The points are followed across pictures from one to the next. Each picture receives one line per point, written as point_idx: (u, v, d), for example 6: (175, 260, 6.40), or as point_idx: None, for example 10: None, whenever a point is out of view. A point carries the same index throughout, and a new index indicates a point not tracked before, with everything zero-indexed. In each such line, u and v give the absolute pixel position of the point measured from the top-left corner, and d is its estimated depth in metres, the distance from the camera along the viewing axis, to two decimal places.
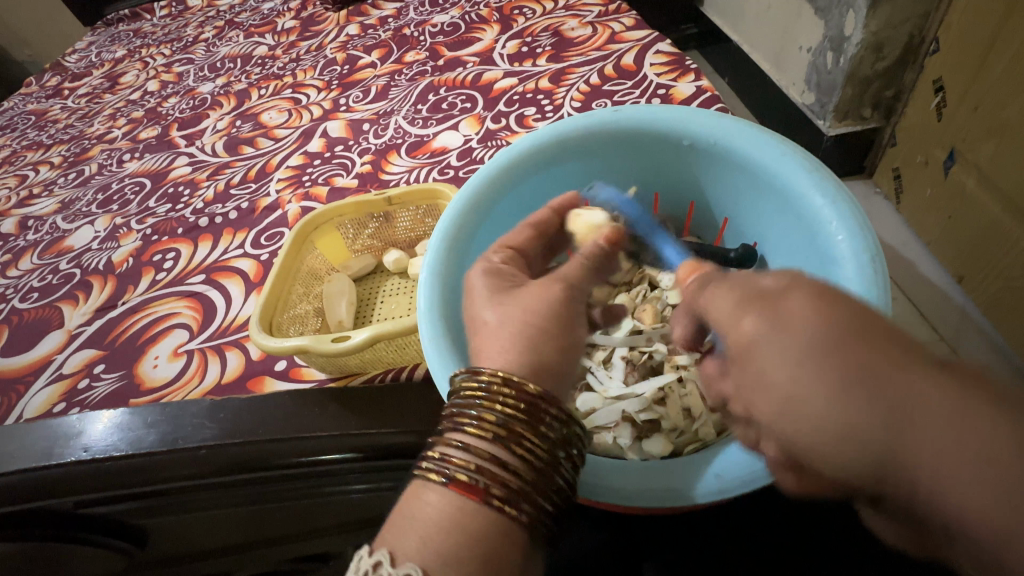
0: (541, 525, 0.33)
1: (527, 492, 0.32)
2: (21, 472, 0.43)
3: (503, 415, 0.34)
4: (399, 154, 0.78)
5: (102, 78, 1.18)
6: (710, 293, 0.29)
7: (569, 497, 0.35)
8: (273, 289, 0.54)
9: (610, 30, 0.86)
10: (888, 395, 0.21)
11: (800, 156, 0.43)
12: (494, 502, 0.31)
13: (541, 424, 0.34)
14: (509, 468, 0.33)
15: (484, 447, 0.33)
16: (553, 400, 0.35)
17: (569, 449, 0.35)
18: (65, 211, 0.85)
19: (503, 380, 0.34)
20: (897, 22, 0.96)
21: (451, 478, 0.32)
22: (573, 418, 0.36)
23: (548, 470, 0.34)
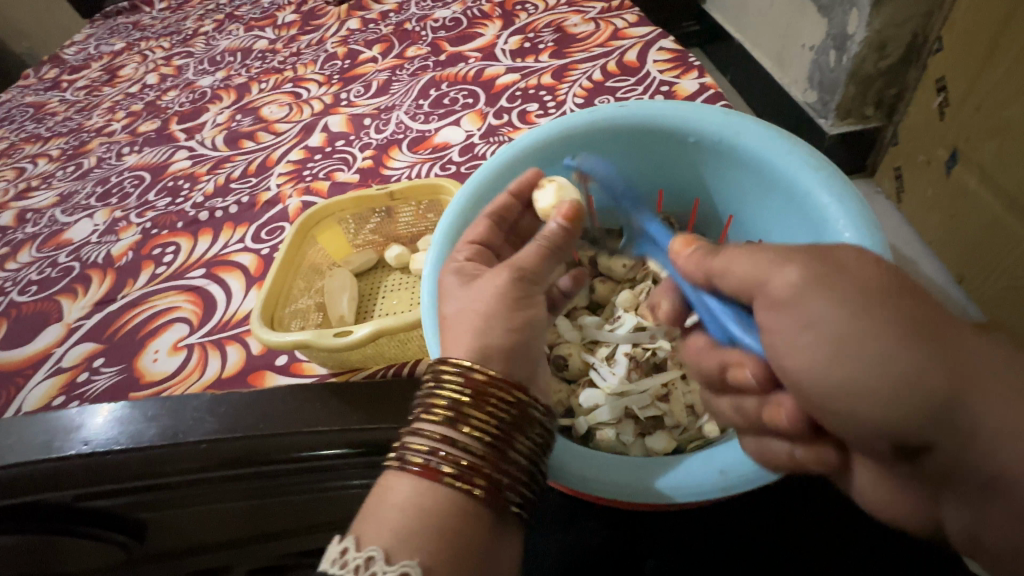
0: (501, 499, 0.34)
1: (480, 467, 0.34)
2: (19, 466, 0.42)
3: (450, 397, 0.35)
4: (400, 150, 0.77)
5: (101, 70, 1.17)
6: (730, 255, 0.32)
7: (533, 472, 0.36)
8: (275, 283, 0.53)
9: (613, 26, 0.86)
10: (931, 350, 0.25)
11: (807, 154, 0.43)
12: (446, 479, 0.33)
13: (492, 402, 0.35)
14: (459, 446, 0.34)
15: (436, 429, 0.35)
16: (503, 384, 0.36)
17: (527, 424, 0.36)
18: (64, 204, 0.84)
19: (451, 366, 0.36)
20: (900, 20, 0.96)
21: (408, 461, 0.34)
22: (529, 401, 0.37)
23: (500, 449, 0.35)
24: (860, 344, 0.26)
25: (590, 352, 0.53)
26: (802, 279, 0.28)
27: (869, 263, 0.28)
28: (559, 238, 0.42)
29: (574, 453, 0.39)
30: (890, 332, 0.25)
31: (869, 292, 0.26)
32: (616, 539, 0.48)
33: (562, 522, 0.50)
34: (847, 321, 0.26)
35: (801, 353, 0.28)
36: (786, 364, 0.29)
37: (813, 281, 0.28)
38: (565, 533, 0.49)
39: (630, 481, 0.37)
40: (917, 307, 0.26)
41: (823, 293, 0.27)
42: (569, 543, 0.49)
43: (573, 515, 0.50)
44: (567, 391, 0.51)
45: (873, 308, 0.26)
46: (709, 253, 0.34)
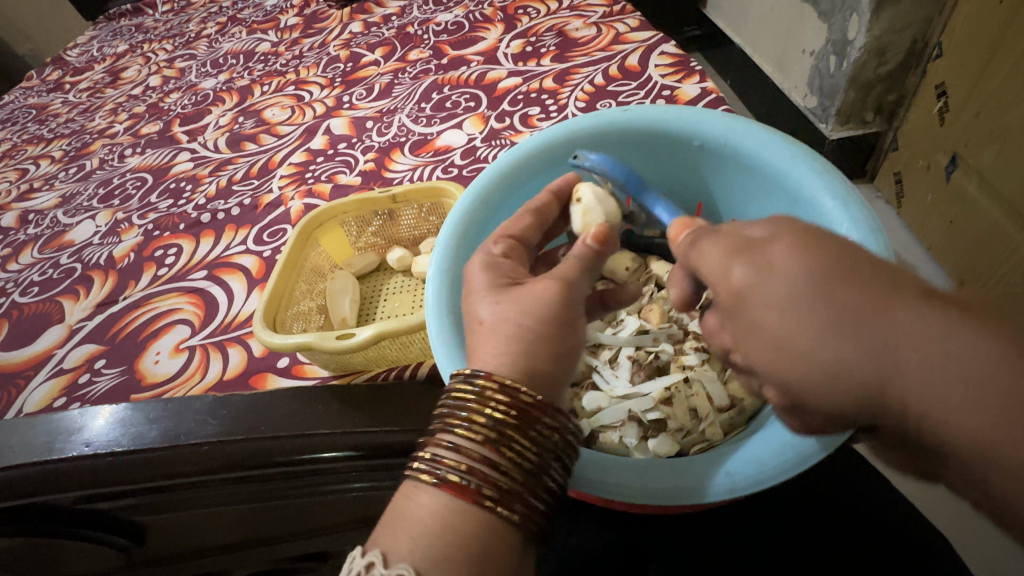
0: (532, 522, 0.34)
1: (519, 493, 0.34)
2: (21, 468, 0.42)
3: (495, 419, 0.34)
4: (402, 152, 0.78)
5: (104, 72, 1.18)
6: (702, 246, 0.32)
7: (560, 493, 0.36)
8: (277, 285, 0.53)
9: (615, 30, 0.87)
10: (877, 332, 0.24)
11: (812, 158, 0.43)
12: (486, 502, 0.33)
13: (535, 428, 0.35)
14: (499, 470, 0.34)
15: (477, 448, 0.34)
16: (545, 407, 0.35)
17: (564, 449, 0.36)
18: (66, 205, 0.84)
19: (497, 386, 0.34)
20: (900, 26, 0.97)
21: (443, 479, 0.33)
22: (568, 422, 0.37)
23: (538, 472, 0.35)
24: (792, 344, 0.27)
25: (593, 355, 0.54)
26: (744, 280, 0.28)
27: (805, 254, 0.26)
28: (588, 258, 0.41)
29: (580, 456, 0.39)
30: (811, 329, 0.26)
31: (797, 289, 0.26)
32: (620, 543, 0.49)
33: (567, 526, 0.51)
34: (778, 324, 0.27)
35: (755, 353, 0.29)
36: (751, 356, 0.30)
37: (756, 282, 0.28)
38: (568, 539, 0.50)
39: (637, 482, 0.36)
40: (852, 295, 0.25)
41: (763, 295, 0.27)
42: (573, 548, 0.49)
43: (575, 519, 0.51)
44: (570, 393, 0.51)
45: (804, 304, 0.26)
46: (691, 242, 0.34)
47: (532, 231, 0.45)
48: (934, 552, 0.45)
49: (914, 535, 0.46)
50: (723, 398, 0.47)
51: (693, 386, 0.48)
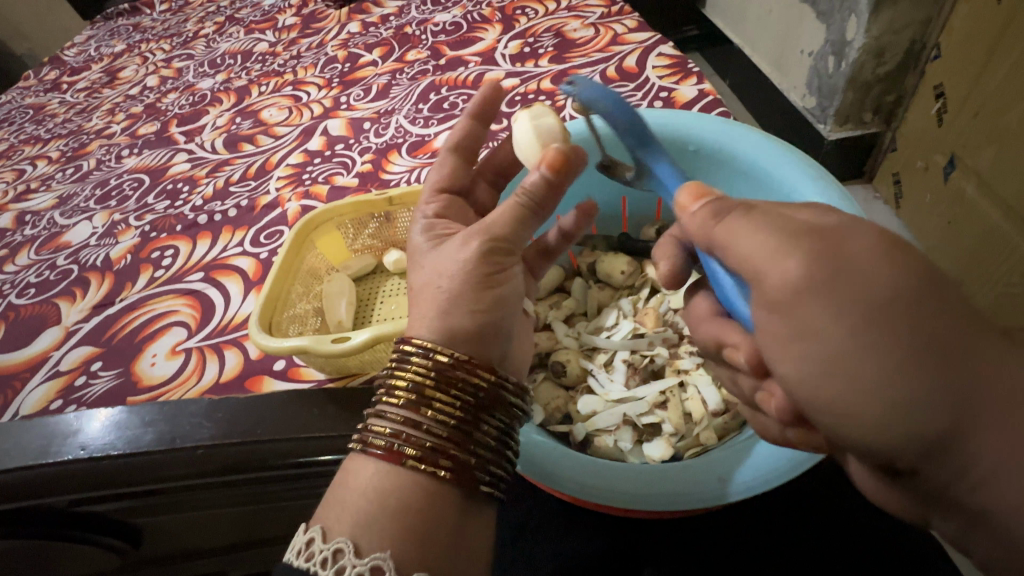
0: (467, 479, 0.35)
1: (445, 449, 0.35)
2: (18, 471, 0.42)
3: (415, 381, 0.36)
4: (399, 154, 0.77)
5: (102, 72, 1.17)
6: (735, 224, 0.29)
7: (499, 450, 0.37)
8: (273, 288, 0.53)
9: (613, 31, 0.86)
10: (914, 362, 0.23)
11: (808, 165, 0.43)
12: (408, 462, 0.34)
13: (457, 384, 0.36)
14: (422, 430, 0.35)
15: (400, 412, 0.36)
16: (464, 363, 0.37)
17: (498, 404, 0.38)
18: (63, 206, 0.84)
19: (416, 351, 0.37)
20: (898, 27, 0.97)
21: (371, 445, 0.35)
22: (496, 379, 0.38)
23: (465, 429, 0.36)
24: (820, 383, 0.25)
25: (588, 359, 0.54)
26: (797, 277, 0.25)
27: (859, 261, 0.24)
28: (539, 190, 0.39)
29: (601, 469, 0.38)
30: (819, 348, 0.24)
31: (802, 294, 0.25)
32: (614, 549, 0.48)
33: (560, 531, 0.50)
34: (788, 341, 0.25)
35: None
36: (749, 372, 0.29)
37: (816, 280, 0.25)
38: (562, 544, 0.49)
39: (642, 490, 0.37)
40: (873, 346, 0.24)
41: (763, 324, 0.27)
42: (568, 553, 0.49)
43: (573, 522, 0.50)
44: (565, 396, 0.51)
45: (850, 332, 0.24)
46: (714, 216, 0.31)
47: None
48: (927, 554, 0.46)
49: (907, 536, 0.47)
50: (718, 402, 0.46)
51: (688, 390, 0.49)
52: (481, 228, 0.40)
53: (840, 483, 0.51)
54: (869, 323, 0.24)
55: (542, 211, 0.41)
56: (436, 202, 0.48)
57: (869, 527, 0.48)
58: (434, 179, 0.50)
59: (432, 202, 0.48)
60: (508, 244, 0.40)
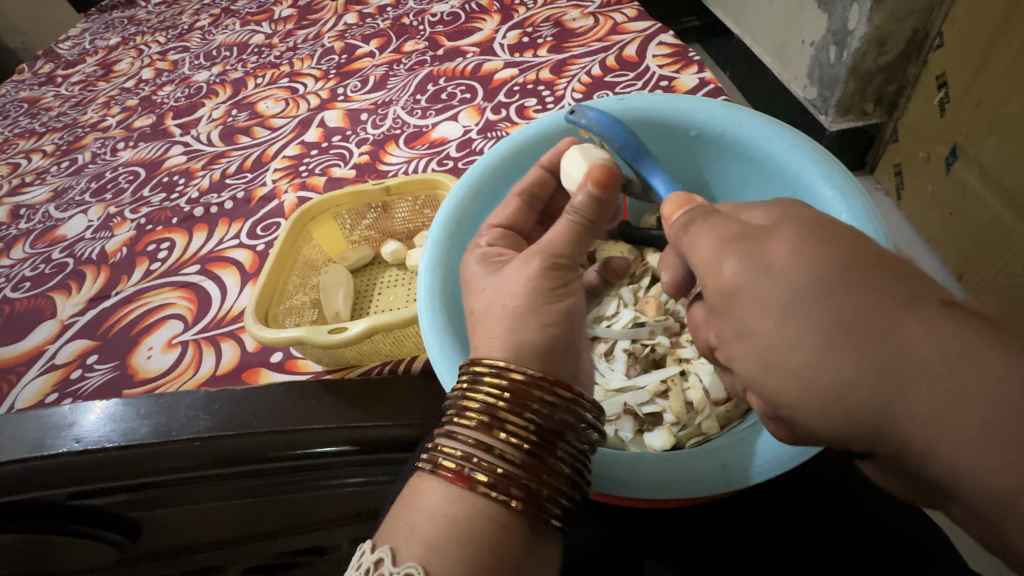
0: (540, 510, 0.34)
1: (517, 476, 0.34)
2: (12, 464, 0.42)
3: (488, 402, 0.35)
4: (397, 145, 0.77)
5: (97, 65, 1.16)
6: (695, 231, 0.30)
7: (575, 479, 0.36)
8: (269, 280, 0.53)
9: (612, 20, 0.85)
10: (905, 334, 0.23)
11: (812, 150, 0.43)
12: (479, 488, 0.33)
13: (533, 408, 0.35)
14: (494, 454, 0.34)
15: (472, 434, 0.35)
16: (542, 387, 0.36)
17: (574, 430, 0.37)
18: (59, 199, 0.83)
19: (492, 371, 0.36)
20: (901, 15, 0.95)
21: (439, 466, 0.35)
22: (574, 404, 0.37)
23: (539, 455, 0.35)
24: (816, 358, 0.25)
25: (588, 348, 0.53)
26: (737, 277, 0.27)
27: (813, 224, 0.25)
28: (588, 210, 0.41)
29: (614, 462, 0.38)
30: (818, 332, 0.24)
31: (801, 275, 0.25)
32: (616, 538, 0.48)
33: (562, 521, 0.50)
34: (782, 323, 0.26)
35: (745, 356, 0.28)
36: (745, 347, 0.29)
37: (750, 280, 0.26)
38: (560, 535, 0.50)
39: (644, 478, 0.37)
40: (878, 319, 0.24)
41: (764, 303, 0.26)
42: (571, 543, 0.49)
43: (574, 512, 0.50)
44: None
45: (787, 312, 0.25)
46: (685, 224, 0.31)
47: (519, 218, 0.47)
48: (933, 544, 0.46)
49: (915, 530, 0.46)
50: (720, 391, 0.46)
51: (690, 378, 0.48)
52: (541, 248, 0.40)
53: (845, 473, 0.50)
54: (841, 252, 0.24)
55: (594, 227, 0.42)
56: (489, 235, 0.45)
57: (876, 513, 0.48)
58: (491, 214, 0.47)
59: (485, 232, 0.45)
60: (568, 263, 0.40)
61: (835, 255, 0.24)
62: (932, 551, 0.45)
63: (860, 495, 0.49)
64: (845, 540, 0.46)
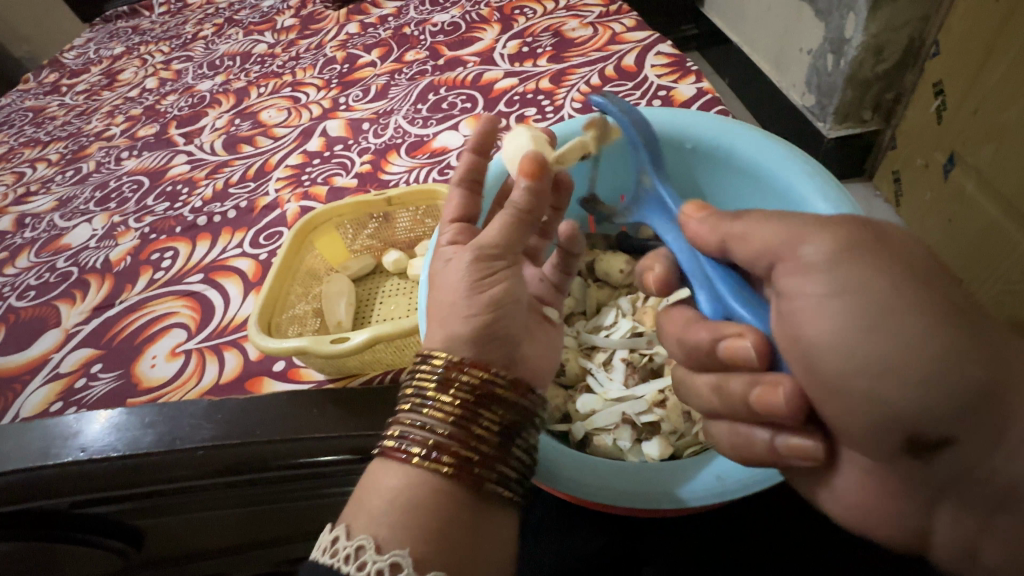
0: (473, 476, 0.35)
1: (447, 446, 0.35)
2: (17, 473, 0.42)
3: (420, 384, 0.38)
4: (398, 154, 0.77)
5: (101, 75, 1.17)
6: (750, 226, 0.33)
7: (509, 451, 0.37)
8: (272, 289, 0.53)
9: (611, 30, 0.86)
10: None
11: (803, 160, 0.44)
12: (413, 460, 0.35)
13: (460, 383, 0.37)
14: (427, 428, 0.36)
15: (409, 414, 0.37)
16: (466, 365, 0.38)
17: (504, 405, 0.38)
18: (63, 208, 0.84)
19: (422, 358, 0.38)
20: (897, 24, 0.96)
21: (381, 446, 0.37)
22: (502, 380, 0.38)
23: (469, 427, 0.36)
24: None
25: (588, 358, 0.54)
26: None
27: None
28: (528, 201, 0.41)
29: (636, 471, 0.38)
30: None
31: None
32: (614, 546, 0.48)
33: (560, 530, 0.50)
34: None
35: None
36: None
37: None
38: (562, 544, 0.49)
39: (653, 490, 0.37)
40: None
41: None
42: (570, 551, 0.49)
43: (571, 521, 0.50)
44: (564, 396, 0.51)
45: (855, 316, 0.28)
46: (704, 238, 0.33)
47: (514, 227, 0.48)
48: None
49: None
50: None
51: None
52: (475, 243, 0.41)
53: None
54: None
55: (531, 217, 0.42)
56: (450, 230, 0.46)
57: None
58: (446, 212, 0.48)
59: (447, 230, 0.46)
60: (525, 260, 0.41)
61: (879, 270, 0.28)
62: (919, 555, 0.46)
63: None
64: (837, 543, 0.48)
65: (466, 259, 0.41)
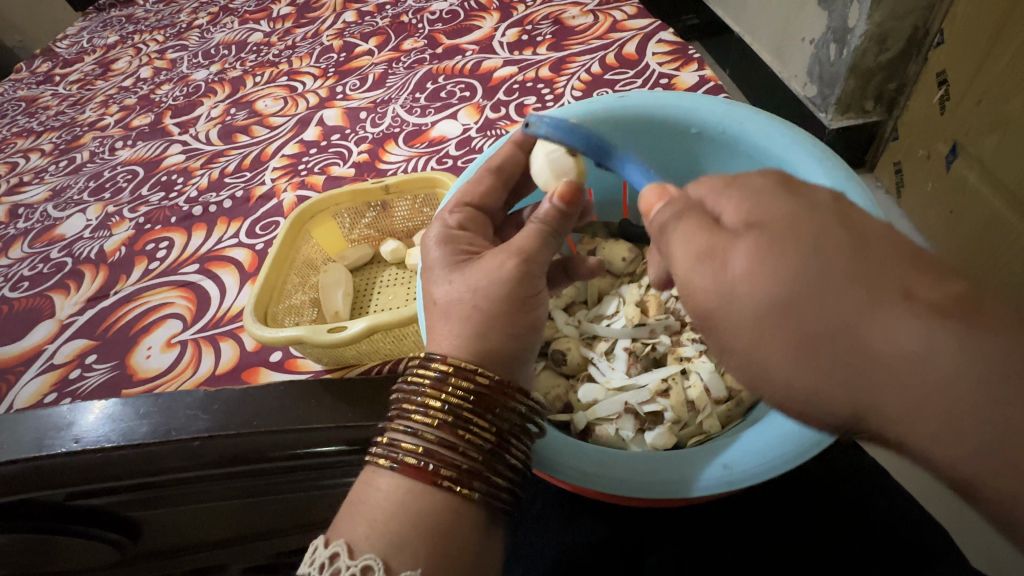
0: (495, 498, 0.37)
1: (476, 469, 0.36)
2: (10, 464, 0.41)
3: (451, 403, 0.37)
4: (396, 143, 0.76)
5: (95, 64, 1.16)
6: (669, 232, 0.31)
7: (522, 470, 0.39)
8: (268, 279, 0.52)
9: (612, 18, 0.85)
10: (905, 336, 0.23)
11: (810, 144, 0.43)
12: (444, 483, 0.35)
13: (495, 410, 0.38)
14: (456, 451, 0.36)
15: (434, 432, 0.36)
16: (501, 390, 0.38)
17: (524, 428, 0.39)
18: (56, 199, 0.83)
19: (458, 375, 0.37)
20: (901, 13, 0.95)
21: (401, 463, 0.36)
22: (528, 405, 0.39)
23: (496, 451, 0.37)
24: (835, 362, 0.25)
25: (589, 347, 0.54)
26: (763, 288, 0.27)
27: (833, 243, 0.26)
28: (555, 221, 0.41)
29: (638, 459, 0.38)
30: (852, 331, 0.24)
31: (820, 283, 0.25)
32: (615, 538, 0.48)
33: (560, 521, 0.50)
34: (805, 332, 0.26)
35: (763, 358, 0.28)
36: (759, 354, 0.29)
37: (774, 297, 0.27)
38: (563, 533, 0.49)
39: (657, 475, 0.37)
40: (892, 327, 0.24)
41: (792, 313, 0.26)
42: (570, 543, 0.49)
43: (572, 511, 0.50)
44: (565, 386, 0.51)
45: (762, 323, 0.27)
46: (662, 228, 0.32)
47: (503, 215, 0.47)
48: (916, 517, 0.48)
49: (903, 515, 0.47)
50: (722, 390, 0.46)
51: (691, 377, 0.48)
52: (510, 249, 0.40)
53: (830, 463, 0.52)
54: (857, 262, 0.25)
55: (558, 240, 0.42)
56: (458, 214, 0.47)
57: (862, 500, 0.49)
58: (461, 192, 0.48)
59: (457, 213, 0.47)
60: (530, 264, 0.40)
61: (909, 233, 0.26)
62: (915, 528, 0.47)
63: (844, 485, 0.50)
64: (838, 526, 0.47)
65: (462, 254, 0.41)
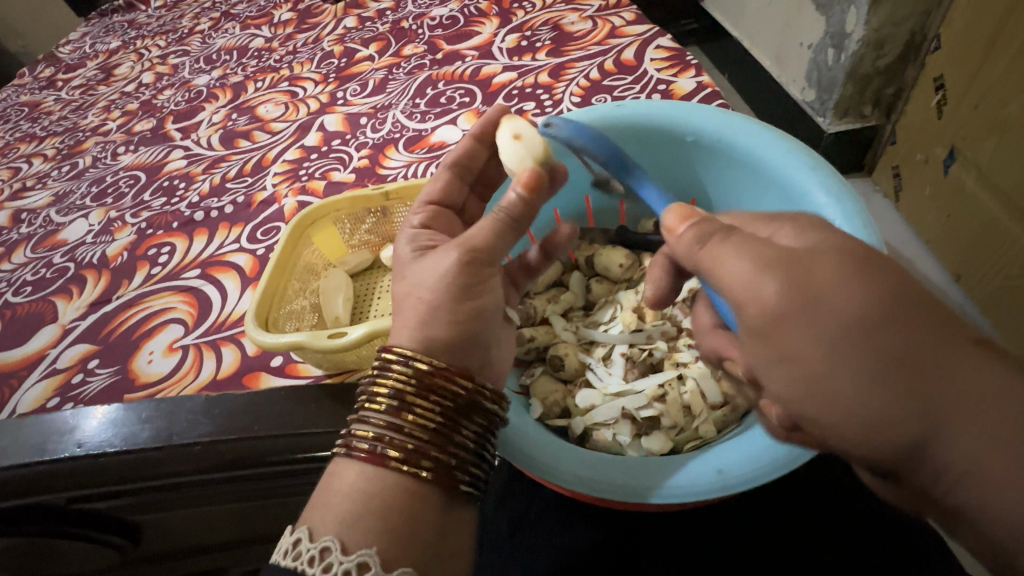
0: (449, 479, 0.36)
1: (425, 450, 0.36)
2: (13, 469, 0.42)
3: (396, 386, 0.37)
4: (396, 149, 0.77)
5: (97, 69, 1.17)
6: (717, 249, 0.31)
7: (478, 451, 0.39)
8: (269, 285, 0.53)
9: (610, 24, 0.86)
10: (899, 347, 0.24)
11: (806, 153, 0.44)
12: (392, 464, 0.35)
13: (438, 391, 0.37)
14: (404, 433, 0.36)
15: (382, 416, 0.37)
16: (443, 371, 0.38)
17: (477, 409, 0.39)
18: (59, 204, 0.84)
19: (397, 359, 0.38)
20: (898, 18, 0.96)
21: (353, 448, 0.36)
22: (475, 385, 0.39)
23: (444, 432, 0.37)
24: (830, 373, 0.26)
25: (587, 353, 0.54)
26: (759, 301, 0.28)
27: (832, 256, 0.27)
28: (518, 211, 0.41)
29: (619, 468, 0.38)
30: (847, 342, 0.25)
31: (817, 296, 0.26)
32: (613, 542, 0.49)
33: (558, 525, 0.50)
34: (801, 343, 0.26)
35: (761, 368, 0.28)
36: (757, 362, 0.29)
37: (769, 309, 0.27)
38: (562, 538, 0.49)
39: (638, 482, 0.37)
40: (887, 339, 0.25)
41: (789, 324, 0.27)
42: (569, 548, 0.49)
43: (571, 516, 0.50)
44: (563, 391, 0.51)
45: (839, 344, 0.25)
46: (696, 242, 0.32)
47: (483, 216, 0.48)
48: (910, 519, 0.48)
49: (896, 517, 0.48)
50: (717, 395, 0.46)
51: (687, 383, 0.48)
52: (461, 240, 0.41)
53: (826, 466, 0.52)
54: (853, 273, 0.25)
55: (519, 227, 0.42)
56: (423, 213, 0.48)
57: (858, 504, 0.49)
58: (427, 190, 0.50)
59: (421, 212, 0.48)
60: None
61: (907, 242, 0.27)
62: (908, 529, 0.47)
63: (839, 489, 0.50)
64: (833, 529, 0.48)
65: (457, 259, 0.41)
